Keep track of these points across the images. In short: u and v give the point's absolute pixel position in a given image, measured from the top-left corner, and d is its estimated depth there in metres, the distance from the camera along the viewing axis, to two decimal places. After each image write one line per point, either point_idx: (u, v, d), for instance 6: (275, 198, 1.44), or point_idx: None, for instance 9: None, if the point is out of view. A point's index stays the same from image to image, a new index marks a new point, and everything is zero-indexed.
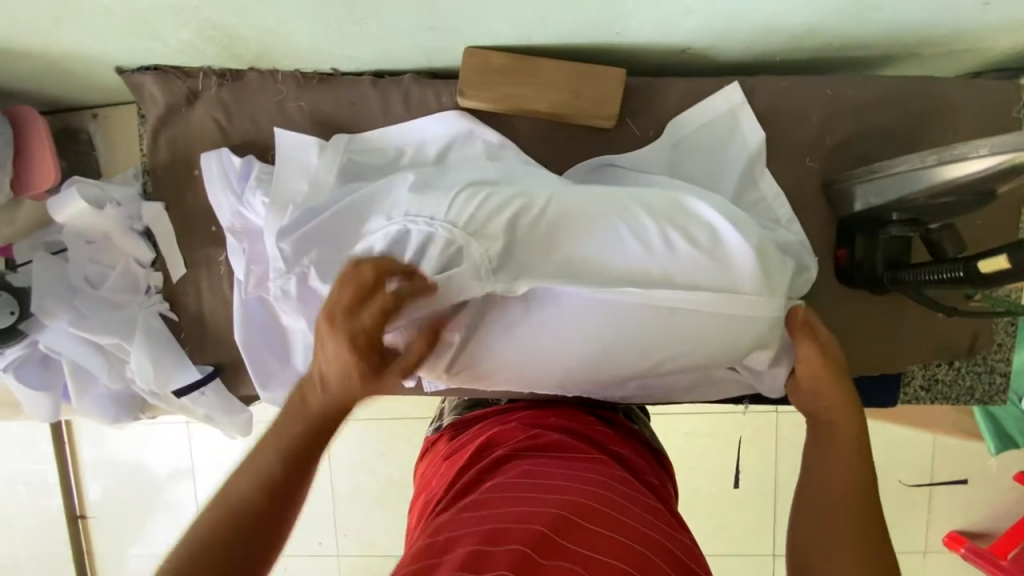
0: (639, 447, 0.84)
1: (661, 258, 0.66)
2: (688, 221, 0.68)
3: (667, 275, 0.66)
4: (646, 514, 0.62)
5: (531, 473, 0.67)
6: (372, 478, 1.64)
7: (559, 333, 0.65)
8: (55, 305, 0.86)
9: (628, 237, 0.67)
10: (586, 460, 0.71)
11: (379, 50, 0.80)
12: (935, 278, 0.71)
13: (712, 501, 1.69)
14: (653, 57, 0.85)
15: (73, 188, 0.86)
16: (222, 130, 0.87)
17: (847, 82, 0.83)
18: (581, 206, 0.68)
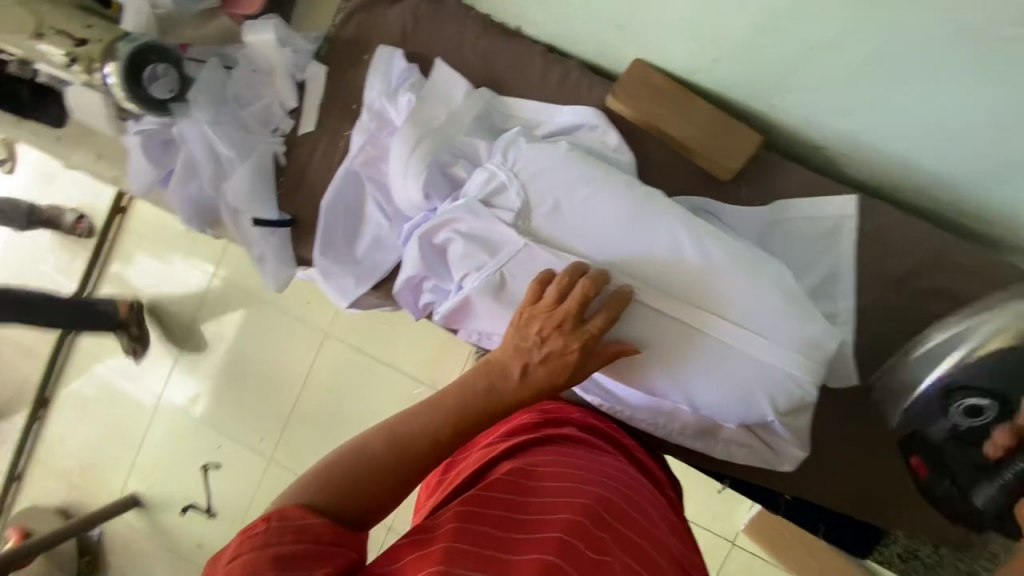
0: (662, 466, 0.87)
1: (713, 288, 0.65)
2: (760, 265, 0.67)
3: (711, 304, 0.65)
4: (668, 529, 0.65)
5: (557, 458, 0.68)
6: (343, 404, 1.74)
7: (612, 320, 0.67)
8: (204, 102, 0.98)
9: (690, 253, 0.66)
10: (610, 459, 0.73)
11: (565, 27, 0.90)
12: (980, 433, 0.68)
13: None
14: (790, 141, 0.90)
15: (271, 23, 0.99)
16: (404, 34, 0.99)
17: (957, 244, 0.85)
18: (670, 208, 0.68)
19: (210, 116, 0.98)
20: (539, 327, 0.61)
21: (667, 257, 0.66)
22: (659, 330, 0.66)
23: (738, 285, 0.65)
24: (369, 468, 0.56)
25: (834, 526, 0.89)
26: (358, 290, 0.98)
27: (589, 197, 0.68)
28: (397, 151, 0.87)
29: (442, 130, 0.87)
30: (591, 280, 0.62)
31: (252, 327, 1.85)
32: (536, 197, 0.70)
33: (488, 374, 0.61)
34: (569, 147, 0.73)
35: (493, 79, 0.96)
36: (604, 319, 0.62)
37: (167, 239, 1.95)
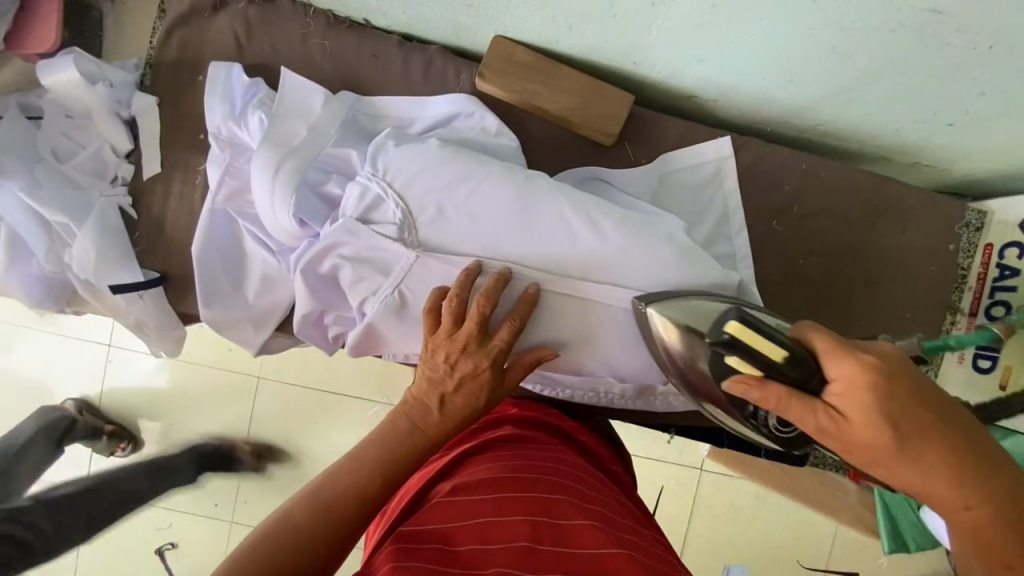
0: (602, 439, 0.90)
1: (611, 260, 0.65)
2: (651, 226, 0.67)
3: (613, 277, 0.65)
4: (617, 507, 0.67)
5: (501, 467, 0.67)
6: (292, 446, 1.64)
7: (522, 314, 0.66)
8: (12, 167, 0.83)
9: (582, 229, 0.64)
10: (547, 450, 0.73)
11: (413, 12, 0.83)
12: (684, 352, 0.62)
13: None
14: (662, 94, 0.91)
15: (69, 57, 0.83)
16: (239, 46, 0.88)
17: (823, 164, 0.91)
18: (554, 188, 0.65)
19: (25, 181, 0.83)
20: (445, 353, 0.62)
21: (560, 240, 0.64)
22: (569, 313, 0.65)
23: (633, 251, 0.65)
24: (291, 541, 0.53)
25: (772, 446, 0.95)
26: (261, 336, 0.90)
27: (470, 193, 0.64)
28: (256, 178, 0.76)
29: (305, 145, 0.78)
30: (483, 295, 0.61)
31: (168, 392, 1.67)
32: (415, 203, 0.65)
33: (408, 413, 0.63)
34: (441, 143, 0.68)
35: (351, 79, 0.89)
36: (507, 330, 0.63)
37: (39, 320, 1.69)
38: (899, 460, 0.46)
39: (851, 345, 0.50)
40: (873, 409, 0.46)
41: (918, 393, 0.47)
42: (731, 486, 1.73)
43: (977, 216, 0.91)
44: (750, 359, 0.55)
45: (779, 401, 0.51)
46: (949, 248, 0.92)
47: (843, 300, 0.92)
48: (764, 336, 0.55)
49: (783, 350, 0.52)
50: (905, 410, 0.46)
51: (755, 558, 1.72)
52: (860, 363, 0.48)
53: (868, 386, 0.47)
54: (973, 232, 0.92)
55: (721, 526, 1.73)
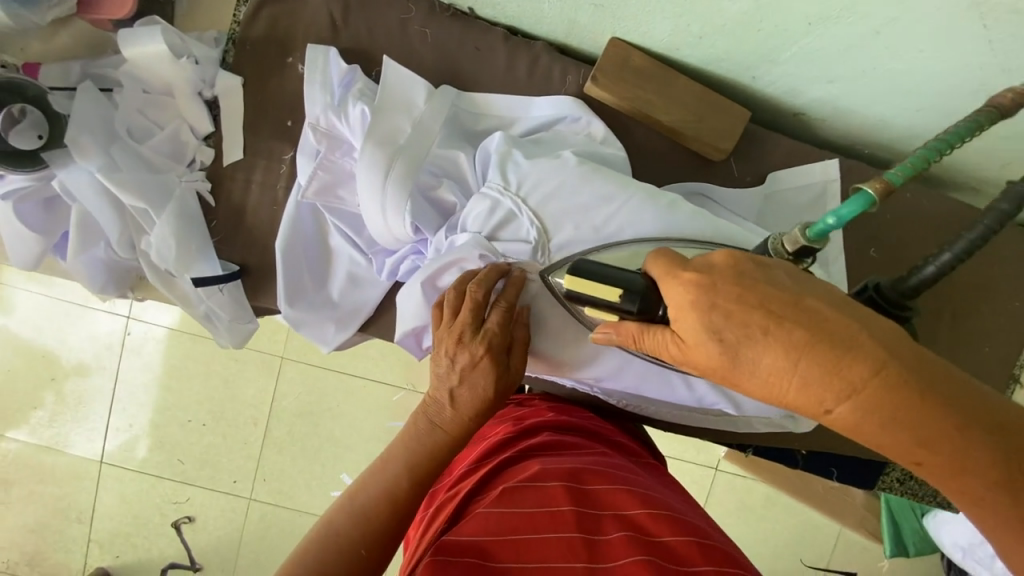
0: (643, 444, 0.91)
1: None
2: None
3: None
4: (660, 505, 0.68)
5: (535, 474, 0.67)
6: (319, 431, 1.62)
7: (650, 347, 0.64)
8: (88, 145, 0.76)
9: None
10: (588, 457, 0.74)
11: (530, 6, 0.78)
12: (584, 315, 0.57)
13: None
14: (769, 110, 0.88)
15: (155, 28, 0.76)
16: (334, 28, 0.82)
17: (924, 194, 0.90)
18: (694, 216, 0.62)
19: (102, 162, 0.77)
20: (444, 346, 0.61)
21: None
22: None
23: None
24: (337, 551, 0.54)
25: (844, 469, 0.96)
26: (340, 337, 0.86)
27: (612, 217, 0.62)
28: (364, 178, 0.72)
29: (415, 145, 0.74)
30: (474, 282, 0.60)
31: (195, 370, 1.63)
32: (550, 224, 0.62)
33: (426, 413, 0.64)
34: (574, 158, 0.64)
35: (450, 72, 0.84)
36: (496, 312, 0.60)
37: (60, 286, 1.63)
38: (748, 376, 0.43)
39: (723, 265, 0.44)
40: (699, 317, 0.43)
41: (749, 296, 0.42)
42: (749, 489, 1.76)
43: None
44: (604, 308, 0.50)
45: (635, 339, 0.49)
46: None
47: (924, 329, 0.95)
48: (603, 280, 0.49)
49: (619, 289, 0.48)
50: (731, 319, 0.42)
51: (761, 557, 1.77)
52: (684, 283, 0.44)
53: (692, 307, 0.43)
54: None
55: (736, 527, 1.76)
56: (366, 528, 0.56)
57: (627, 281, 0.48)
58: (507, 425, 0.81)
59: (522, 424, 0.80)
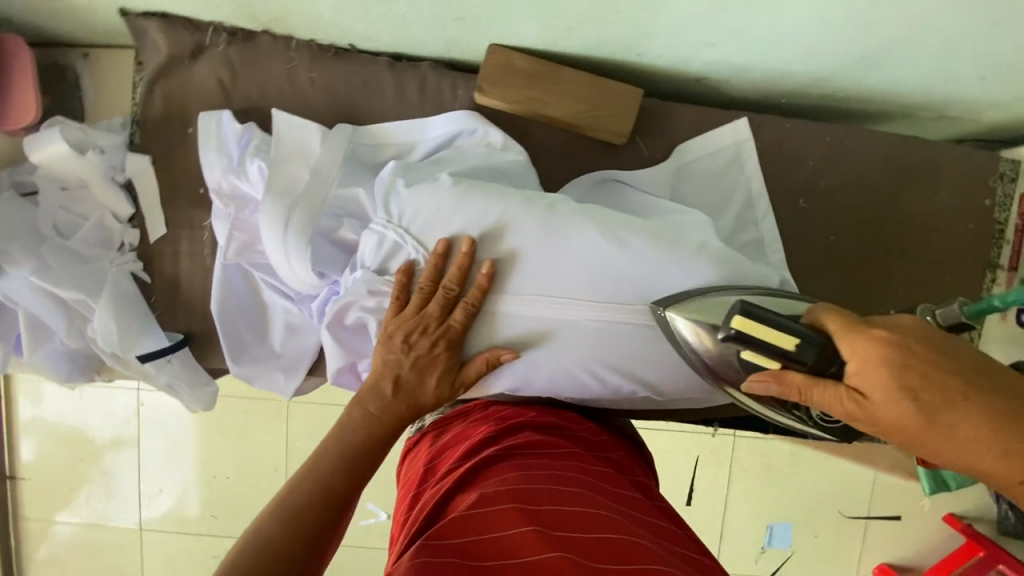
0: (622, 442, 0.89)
1: (646, 278, 0.63)
2: (679, 235, 0.65)
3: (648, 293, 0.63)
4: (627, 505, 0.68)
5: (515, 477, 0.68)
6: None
7: (562, 349, 0.64)
8: (17, 252, 0.80)
9: (615, 254, 0.62)
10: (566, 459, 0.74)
11: (401, 33, 0.78)
12: (710, 351, 0.60)
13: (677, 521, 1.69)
14: (670, 80, 0.87)
15: (54, 129, 0.80)
16: (225, 92, 0.84)
17: (846, 133, 0.87)
18: (577, 212, 0.63)
19: (33, 265, 0.81)
20: (399, 337, 0.62)
21: (588, 264, 0.62)
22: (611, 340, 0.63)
23: (664, 263, 0.63)
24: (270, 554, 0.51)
25: None
26: (293, 383, 0.89)
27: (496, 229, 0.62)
28: (268, 231, 0.74)
29: (315, 190, 0.76)
30: (426, 275, 0.62)
31: (204, 429, 1.69)
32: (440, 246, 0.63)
33: (363, 401, 0.62)
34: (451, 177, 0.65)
35: (344, 111, 0.85)
36: (438, 302, 0.61)
37: None
38: (948, 439, 0.45)
39: (863, 323, 0.50)
40: (890, 378, 0.46)
41: (943, 365, 0.46)
42: (770, 450, 1.72)
43: (1011, 166, 0.90)
44: (765, 353, 0.55)
45: (801, 391, 0.52)
46: (986, 201, 0.90)
47: (877, 268, 0.90)
48: (777, 327, 0.53)
49: (794, 337, 0.52)
50: (928, 382, 0.45)
51: (798, 514, 1.73)
52: (876, 342, 0.47)
53: (883, 366, 0.46)
54: (1007, 184, 0.90)
55: (766, 491, 1.72)
56: (304, 523, 0.53)
57: (802, 332, 0.52)
58: (489, 425, 0.80)
59: (505, 423, 0.79)
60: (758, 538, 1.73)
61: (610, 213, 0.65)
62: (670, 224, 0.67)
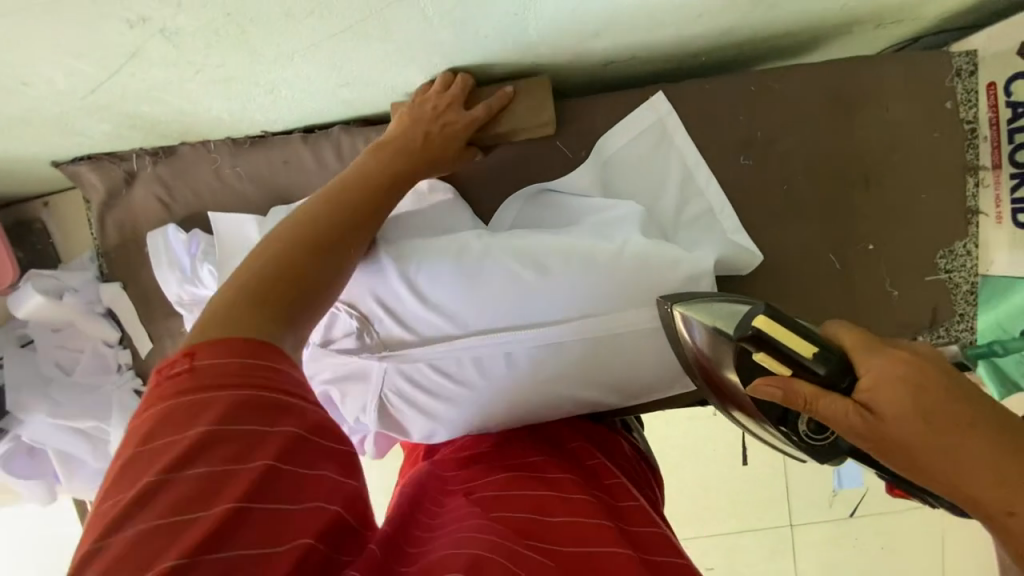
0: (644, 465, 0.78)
1: (574, 292, 0.63)
2: (599, 242, 0.65)
3: (582, 307, 0.63)
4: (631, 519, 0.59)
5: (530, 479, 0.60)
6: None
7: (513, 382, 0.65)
8: (30, 398, 0.89)
9: (539, 280, 0.63)
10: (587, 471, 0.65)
11: (301, 110, 0.80)
12: (707, 351, 0.60)
13: (735, 487, 1.63)
14: (577, 73, 0.84)
15: (28, 284, 0.87)
16: (166, 207, 0.89)
17: (771, 76, 0.82)
18: (493, 248, 0.64)
19: (47, 406, 0.89)
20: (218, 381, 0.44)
21: (516, 295, 0.64)
22: (558, 360, 0.64)
23: (586, 274, 0.64)
24: None
25: None
26: None
27: (419, 283, 0.64)
28: None
29: None
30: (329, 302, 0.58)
31: None
32: (374, 309, 0.66)
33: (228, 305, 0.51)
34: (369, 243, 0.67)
35: (276, 193, 0.89)
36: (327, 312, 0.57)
37: None
38: (947, 462, 0.39)
39: (884, 343, 0.45)
40: (902, 393, 0.40)
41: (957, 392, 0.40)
42: None
43: (965, 58, 0.81)
44: (775, 355, 0.52)
45: (808, 401, 0.45)
46: (947, 104, 0.82)
47: (841, 205, 0.84)
48: (801, 335, 0.50)
49: (813, 347, 0.49)
50: (939, 405, 0.40)
51: None
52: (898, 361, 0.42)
53: (903, 384, 0.41)
54: (967, 79, 0.82)
55: None
56: None
57: (821, 343, 0.49)
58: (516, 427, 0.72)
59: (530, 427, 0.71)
60: (827, 481, 1.64)
61: (528, 237, 0.65)
62: (592, 233, 0.67)
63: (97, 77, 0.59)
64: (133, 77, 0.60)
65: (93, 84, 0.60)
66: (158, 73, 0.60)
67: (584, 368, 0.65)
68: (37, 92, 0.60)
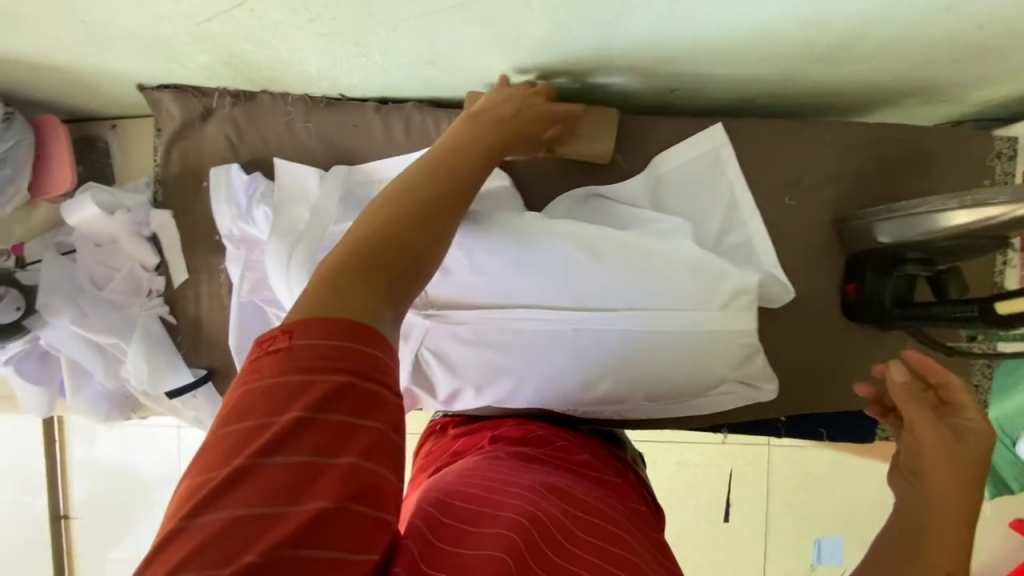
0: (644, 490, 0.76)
1: (625, 284, 0.64)
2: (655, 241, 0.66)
3: (628, 300, 0.64)
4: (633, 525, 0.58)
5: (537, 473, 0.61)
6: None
7: (552, 363, 0.65)
8: (59, 304, 0.89)
9: (592, 269, 0.64)
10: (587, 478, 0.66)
11: (382, 79, 0.84)
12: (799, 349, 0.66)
13: (715, 539, 1.61)
14: (643, 94, 0.89)
15: (88, 193, 0.90)
16: (232, 147, 0.92)
17: (824, 128, 0.87)
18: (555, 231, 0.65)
19: (73, 314, 0.90)
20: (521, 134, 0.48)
21: (573, 280, 0.64)
22: (599, 345, 0.64)
23: (637, 271, 0.64)
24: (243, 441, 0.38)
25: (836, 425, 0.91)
26: None
27: (475, 258, 0.64)
28: (272, 267, 0.80)
29: (314, 225, 0.81)
30: None
31: None
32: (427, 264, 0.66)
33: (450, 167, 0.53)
34: None
35: (340, 154, 0.92)
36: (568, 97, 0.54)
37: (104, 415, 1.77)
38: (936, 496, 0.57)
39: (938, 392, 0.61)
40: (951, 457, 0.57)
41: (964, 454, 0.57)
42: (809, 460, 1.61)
43: (1008, 143, 0.87)
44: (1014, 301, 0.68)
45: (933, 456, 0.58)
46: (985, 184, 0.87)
47: None
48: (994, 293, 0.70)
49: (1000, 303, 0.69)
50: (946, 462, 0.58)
51: (847, 525, 1.60)
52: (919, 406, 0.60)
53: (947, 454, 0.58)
54: (1006, 162, 0.87)
55: (808, 504, 1.61)
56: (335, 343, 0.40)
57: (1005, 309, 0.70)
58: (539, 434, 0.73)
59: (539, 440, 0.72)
60: (807, 554, 1.61)
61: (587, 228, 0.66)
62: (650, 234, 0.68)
63: (220, 6, 0.63)
64: (251, 14, 0.65)
65: (213, 12, 0.65)
66: (276, 15, 0.65)
67: (617, 361, 0.65)
68: (162, 10, 0.64)
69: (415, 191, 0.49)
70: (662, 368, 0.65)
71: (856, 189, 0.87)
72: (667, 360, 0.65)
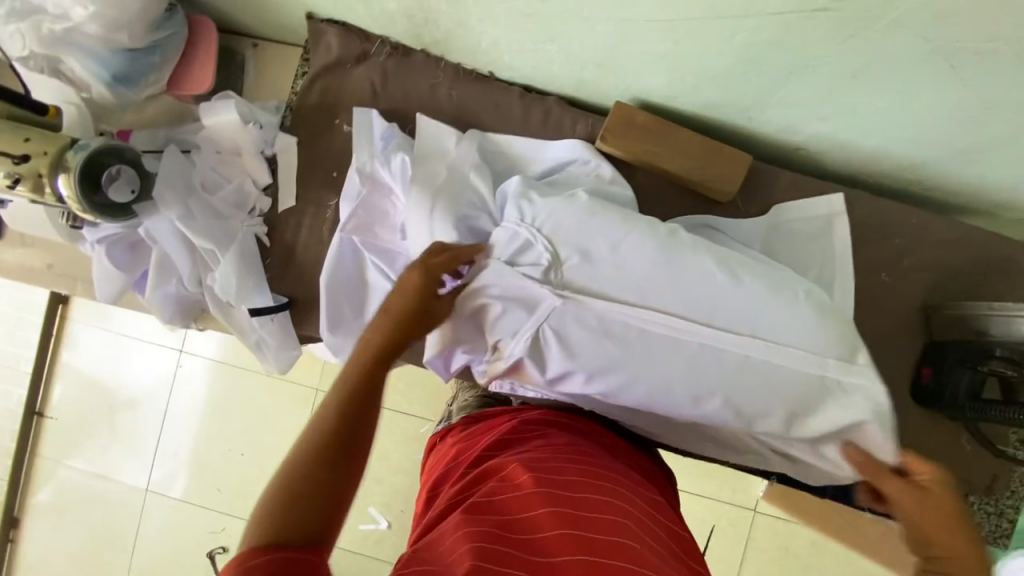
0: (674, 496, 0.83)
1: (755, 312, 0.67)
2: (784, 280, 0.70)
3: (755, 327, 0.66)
4: (644, 523, 0.65)
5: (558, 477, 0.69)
6: None
7: (669, 369, 0.67)
8: (170, 196, 0.90)
9: (726, 291, 0.67)
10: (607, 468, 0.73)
11: (541, 68, 0.88)
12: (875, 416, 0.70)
13: None
14: (770, 147, 0.93)
15: (230, 101, 0.94)
16: (374, 93, 0.95)
17: (930, 220, 0.91)
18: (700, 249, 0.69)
19: (180, 210, 0.90)
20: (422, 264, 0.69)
21: (707, 296, 0.67)
22: (718, 363, 0.66)
23: (768, 302, 0.67)
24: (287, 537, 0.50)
25: None
26: None
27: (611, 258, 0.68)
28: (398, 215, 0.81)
29: (451, 183, 0.83)
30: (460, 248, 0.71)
31: (228, 402, 1.66)
32: (571, 244, 0.70)
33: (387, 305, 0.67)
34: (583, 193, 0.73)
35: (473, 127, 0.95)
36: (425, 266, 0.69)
37: (116, 321, 1.73)
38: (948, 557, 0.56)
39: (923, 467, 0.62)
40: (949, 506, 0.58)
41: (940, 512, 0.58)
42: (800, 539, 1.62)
43: None
44: None
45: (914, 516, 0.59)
46: None
47: None
48: None
49: None
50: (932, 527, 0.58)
51: None
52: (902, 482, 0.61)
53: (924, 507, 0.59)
54: None
55: None
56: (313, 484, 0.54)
57: None
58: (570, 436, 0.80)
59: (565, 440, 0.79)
60: None
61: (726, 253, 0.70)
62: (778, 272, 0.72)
63: None
64: None
65: None
66: None
67: (730, 381, 0.66)
68: None
69: (402, 329, 0.66)
70: (772, 400, 0.66)
71: (947, 283, 0.91)
72: (776, 393, 0.66)
